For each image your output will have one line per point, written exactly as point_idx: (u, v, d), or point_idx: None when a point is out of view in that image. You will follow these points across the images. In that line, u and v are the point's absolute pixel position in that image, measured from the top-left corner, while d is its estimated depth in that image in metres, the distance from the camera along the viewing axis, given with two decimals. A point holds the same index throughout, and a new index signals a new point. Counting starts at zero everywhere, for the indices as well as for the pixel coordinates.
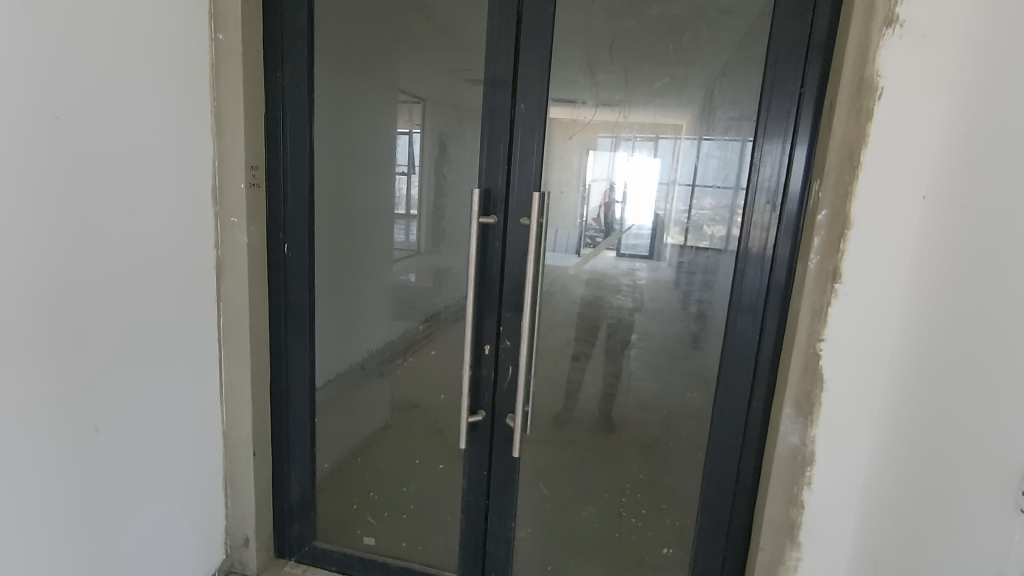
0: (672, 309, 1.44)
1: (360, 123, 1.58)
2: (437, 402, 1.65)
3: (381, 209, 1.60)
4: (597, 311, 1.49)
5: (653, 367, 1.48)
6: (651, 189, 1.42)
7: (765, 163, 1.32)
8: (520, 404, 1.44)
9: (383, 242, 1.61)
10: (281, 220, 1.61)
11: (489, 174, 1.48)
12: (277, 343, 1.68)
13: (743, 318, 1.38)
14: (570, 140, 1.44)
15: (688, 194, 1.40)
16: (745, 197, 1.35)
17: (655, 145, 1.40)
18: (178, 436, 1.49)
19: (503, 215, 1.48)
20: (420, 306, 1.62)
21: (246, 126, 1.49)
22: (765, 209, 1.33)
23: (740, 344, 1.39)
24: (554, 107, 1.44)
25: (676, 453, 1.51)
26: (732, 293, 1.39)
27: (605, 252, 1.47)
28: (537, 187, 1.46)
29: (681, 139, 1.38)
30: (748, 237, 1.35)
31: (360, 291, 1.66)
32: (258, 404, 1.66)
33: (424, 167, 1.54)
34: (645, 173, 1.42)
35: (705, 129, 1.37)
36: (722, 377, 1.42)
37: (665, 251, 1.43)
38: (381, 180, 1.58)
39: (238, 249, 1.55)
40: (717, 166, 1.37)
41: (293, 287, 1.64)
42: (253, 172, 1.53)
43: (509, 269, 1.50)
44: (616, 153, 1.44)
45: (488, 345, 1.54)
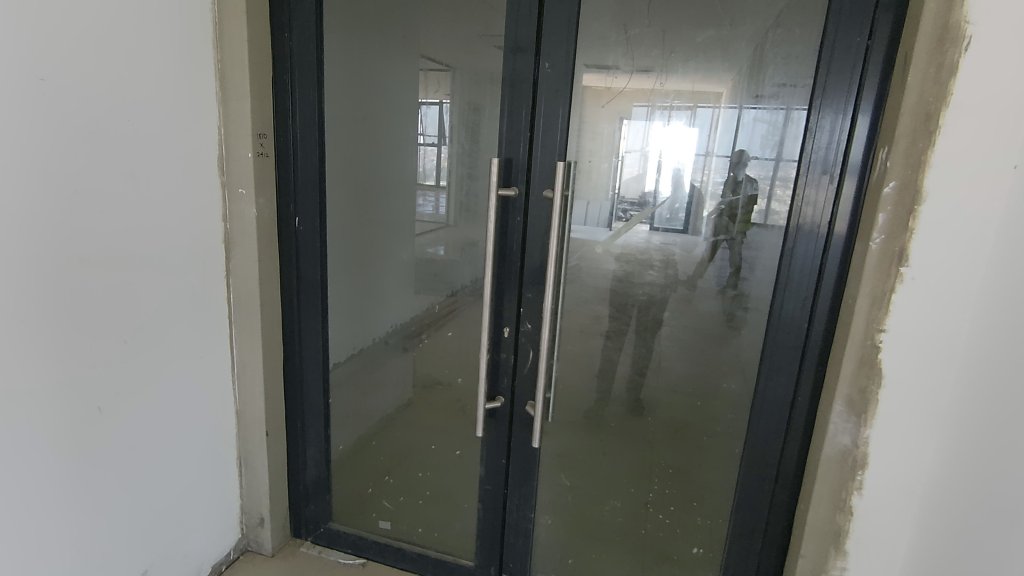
0: (711, 291, 1.31)
1: (373, 88, 1.47)
2: (455, 385, 1.57)
3: (399, 182, 1.50)
4: (629, 291, 1.37)
5: (691, 354, 1.36)
6: (686, 158, 1.27)
7: (821, 131, 1.16)
8: (542, 391, 1.35)
9: (403, 214, 1.52)
10: (291, 192, 1.52)
11: (509, 142, 1.36)
12: (289, 320, 1.61)
13: (791, 303, 1.24)
14: (603, 108, 1.31)
15: (733, 166, 1.24)
16: (798, 169, 1.19)
17: (692, 113, 1.25)
18: (190, 414, 1.45)
19: (525, 187, 1.36)
20: (439, 283, 1.53)
21: (253, 91, 1.40)
22: (821, 184, 1.18)
23: (786, 331, 1.26)
24: (587, 73, 1.31)
25: (709, 447, 1.40)
26: (779, 276, 1.25)
27: (638, 227, 1.33)
28: (561, 157, 1.33)
29: (720, 108, 1.23)
30: (800, 215, 1.20)
31: (377, 268, 1.59)
32: (270, 384, 1.60)
33: (455, 137, 1.42)
34: (682, 143, 1.27)
35: (750, 93, 1.21)
36: (767, 368, 1.29)
37: (701, 227, 1.29)
38: (398, 150, 1.48)
39: (246, 222, 1.47)
40: (764, 133, 1.21)
41: (305, 262, 1.56)
42: (260, 140, 1.45)
43: (530, 246, 1.38)
44: (651, 122, 1.29)
45: (508, 327, 1.43)
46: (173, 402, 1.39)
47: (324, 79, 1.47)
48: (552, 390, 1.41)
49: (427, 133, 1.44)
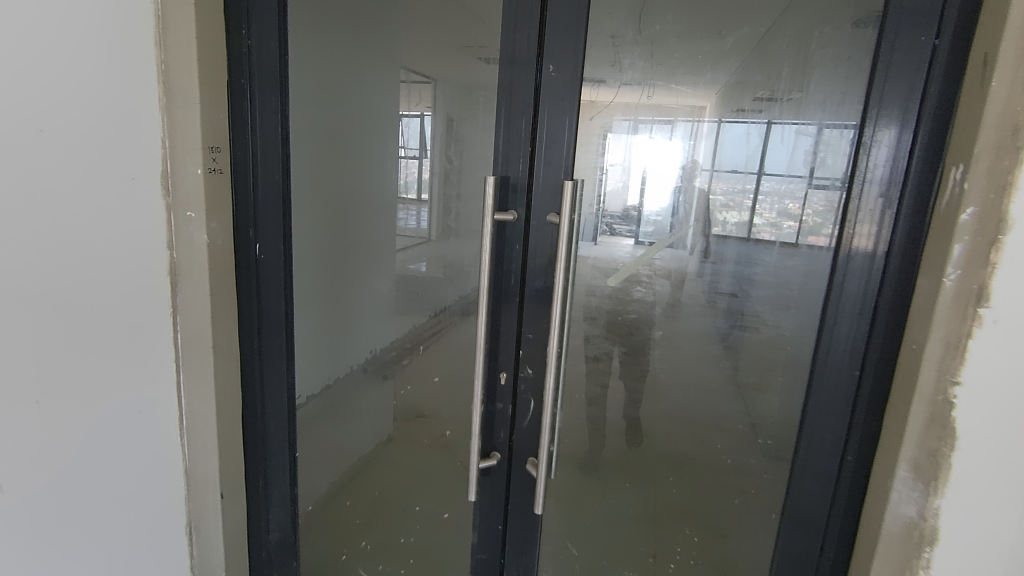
0: (700, 307, 1.18)
1: (360, 101, 1.34)
2: (442, 439, 1.38)
3: (381, 199, 1.36)
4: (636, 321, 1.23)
5: (706, 395, 1.22)
6: (670, 172, 1.15)
7: (869, 146, 1.01)
8: (546, 447, 1.15)
9: (388, 232, 1.36)
10: (251, 216, 1.30)
11: (506, 158, 1.16)
12: (248, 363, 1.38)
13: (839, 344, 1.08)
14: (592, 120, 1.14)
15: (720, 178, 1.13)
16: (844, 188, 1.05)
17: (672, 127, 1.13)
18: (125, 479, 1.22)
19: (525, 211, 1.16)
20: (421, 305, 1.34)
21: (205, 98, 1.18)
22: (825, 196, 1.07)
23: (834, 375, 1.09)
24: (588, 87, 1.14)
25: (727, 505, 1.27)
26: (786, 299, 1.13)
27: (624, 241, 1.20)
28: (568, 176, 1.14)
29: (702, 122, 1.11)
30: (844, 240, 1.05)
31: (359, 293, 1.43)
32: (226, 438, 1.37)
33: (436, 149, 1.25)
34: (667, 155, 1.14)
35: (737, 104, 1.09)
36: (773, 400, 1.17)
37: (687, 238, 1.17)
38: (382, 167, 1.33)
39: (195, 250, 1.24)
40: (811, 148, 1.07)
41: (266, 295, 1.34)
42: (213, 155, 1.22)
43: (531, 278, 1.18)
44: (635, 137, 1.15)
45: (504, 373, 1.23)
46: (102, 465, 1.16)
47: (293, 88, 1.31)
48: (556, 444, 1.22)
49: (410, 148, 1.28)
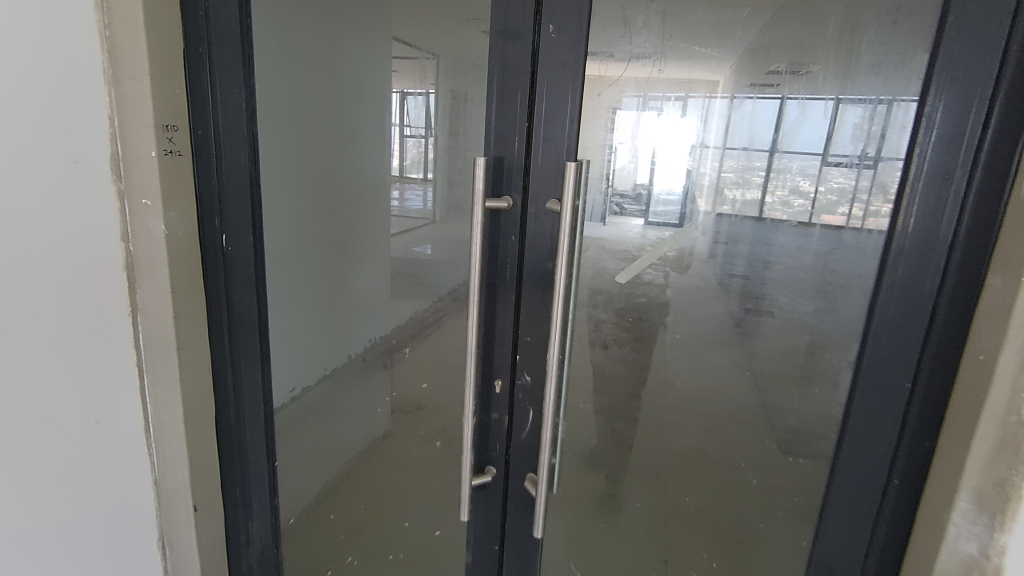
0: (712, 297, 1.05)
1: (348, 76, 1.17)
2: (432, 451, 1.27)
3: (370, 183, 1.19)
4: (643, 315, 1.10)
5: (729, 402, 1.10)
6: (681, 153, 1.01)
7: (893, 120, 0.90)
8: (546, 460, 1.03)
9: (376, 214, 1.20)
10: (217, 203, 1.17)
11: (499, 135, 1.01)
12: (220, 366, 1.26)
13: (883, 350, 0.93)
14: (602, 96, 0.99)
15: (731, 156, 0.99)
16: (874, 168, 0.92)
17: (684, 103, 0.99)
18: (88, 490, 1.12)
19: (521, 197, 1.01)
20: (427, 288, 1.16)
21: (156, 68, 1.04)
22: (844, 174, 0.95)
23: (878, 386, 0.94)
24: (593, 63, 0.98)
25: (748, 521, 1.17)
26: (811, 284, 0.99)
27: (631, 221, 1.06)
28: (571, 156, 0.98)
29: (715, 98, 0.98)
30: (870, 223, 0.93)
31: (346, 287, 1.28)
32: (197, 446, 1.25)
33: (441, 124, 1.08)
34: (678, 133, 1.00)
35: (752, 79, 0.96)
36: (790, 392, 1.05)
37: (698, 215, 1.04)
38: (372, 148, 1.17)
39: (154, 242, 1.11)
40: (857, 122, 0.93)
41: (237, 291, 1.22)
42: (169, 134, 1.09)
43: (529, 274, 1.03)
44: (644, 115, 1.01)
45: (500, 381, 1.09)
46: (45, 483, 1.05)
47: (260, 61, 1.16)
48: (556, 455, 1.10)
49: (413, 123, 1.11)
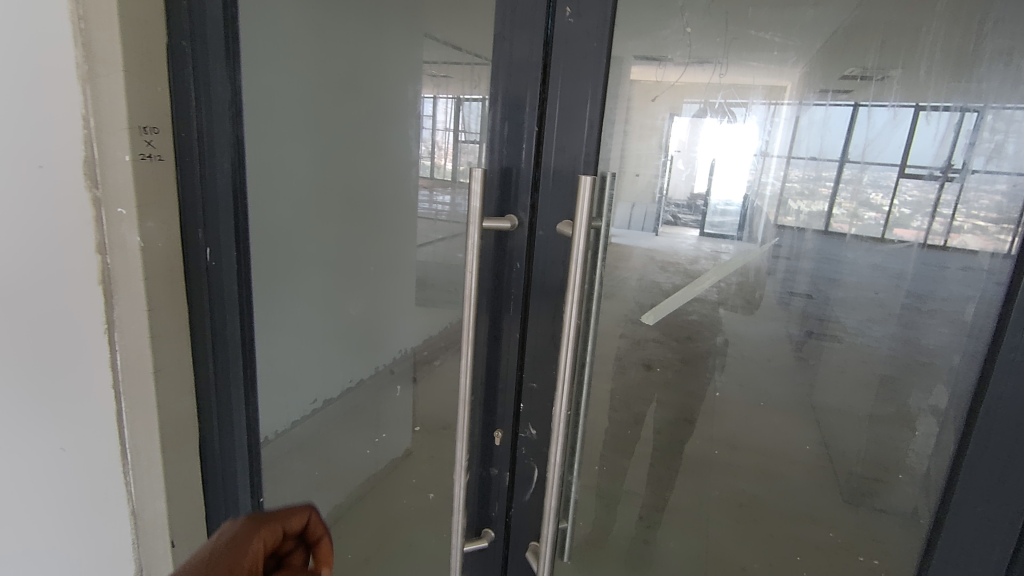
0: (768, 318, 0.97)
1: (371, 80, 1.04)
2: (426, 503, 1.14)
3: (385, 195, 1.07)
4: (695, 342, 0.96)
5: (785, 441, 1.00)
6: (744, 164, 0.86)
7: (1009, 128, 0.72)
8: (550, 534, 0.84)
9: (409, 214, 1.03)
10: (200, 214, 1.08)
11: (509, 142, 0.84)
12: (204, 391, 1.15)
13: (1005, 439, 0.67)
14: (654, 102, 0.82)
15: (798, 166, 0.85)
16: (960, 182, 0.76)
17: (747, 110, 0.83)
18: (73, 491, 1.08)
19: (530, 218, 0.84)
20: (443, 311, 1.01)
21: (131, 58, 0.94)
22: (921, 187, 0.79)
23: (993, 487, 0.68)
24: (637, 65, 0.81)
25: None
26: (880, 304, 0.85)
27: (687, 233, 0.89)
28: (588, 169, 0.81)
29: (783, 106, 0.82)
30: (953, 241, 0.76)
31: (340, 305, 1.19)
32: (178, 479, 1.13)
33: (498, 126, 0.84)
34: (741, 141, 0.85)
35: (824, 86, 0.81)
36: (853, 431, 0.94)
37: (762, 228, 0.91)
38: (386, 159, 1.05)
39: (131, 256, 1.00)
40: (953, 126, 0.75)
41: (221, 310, 1.13)
42: (148, 136, 0.99)
43: (535, 309, 0.87)
44: (705, 124, 0.84)
45: (500, 432, 0.92)
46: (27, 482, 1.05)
47: (258, 59, 1.08)
48: (567, 517, 0.95)
49: (470, 130, 0.89)
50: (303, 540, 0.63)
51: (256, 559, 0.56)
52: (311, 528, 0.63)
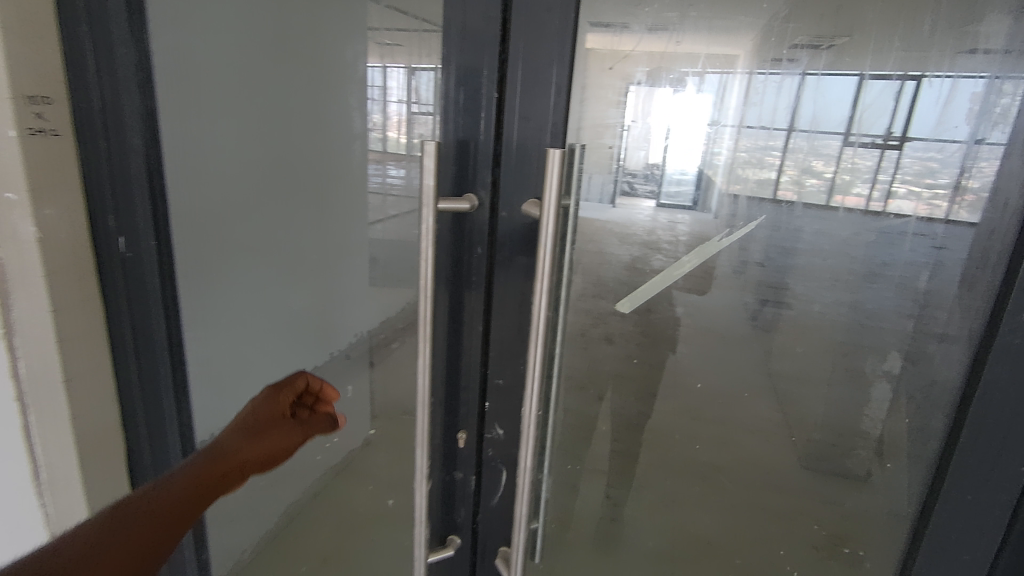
0: (729, 295, 0.88)
1: (311, 45, 0.91)
2: (385, 509, 1.07)
3: (330, 174, 0.95)
4: (657, 331, 0.88)
5: (749, 404, 1.00)
6: (697, 134, 0.78)
7: (942, 97, 0.72)
8: (522, 543, 0.78)
9: (358, 195, 0.93)
10: (109, 197, 0.95)
11: (467, 114, 0.74)
12: (127, 398, 1.03)
13: (999, 426, 0.63)
14: (613, 71, 0.73)
15: (747, 136, 0.78)
16: (898, 149, 0.76)
17: (700, 79, 0.75)
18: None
19: (491, 198, 0.75)
20: (397, 304, 0.93)
21: (10, 16, 0.80)
22: (864, 155, 0.78)
23: (985, 476, 0.65)
24: (592, 34, 0.72)
25: None
26: (836, 273, 0.83)
27: (643, 203, 0.80)
28: (557, 143, 0.72)
29: (733, 75, 0.76)
30: (890, 208, 0.78)
31: (280, 297, 1.08)
32: (101, 497, 1.01)
33: (451, 96, 0.75)
34: (692, 111, 0.77)
35: (776, 54, 0.75)
36: (814, 394, 0.93)
37: (712, 200, 0.82)
38: (324, 135, 0.94)
39: (26, 249, 0.86)
40: (893, 95, 0.74)
41: (141, 307, 1.01)
42: (37, 108, 0.84)
43: (499, 299, 0.78)
44: (659, 94, 0.76)
45: (464, 434, 0.85)
46: None
47: (175, 19, 0.94)
48: (539, 519, 0.89)
49: (422, 100, 0.78)
50: (310, 392, 1.03)
51: (284, 407, 1.03)
52: (312, 383, 1.03)
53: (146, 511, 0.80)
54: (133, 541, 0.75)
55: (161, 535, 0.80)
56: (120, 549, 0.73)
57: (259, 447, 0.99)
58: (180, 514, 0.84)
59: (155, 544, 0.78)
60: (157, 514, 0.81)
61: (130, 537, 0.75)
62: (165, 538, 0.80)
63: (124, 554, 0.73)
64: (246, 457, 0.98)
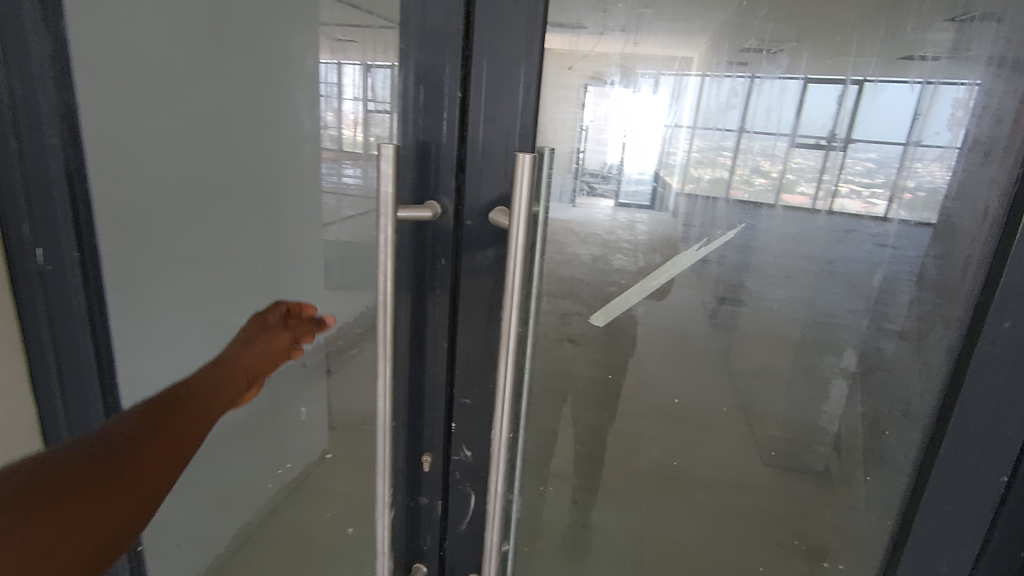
0: (690, 296, 0.85)
1: (257, 37, 0.83)
2: (344, 536, 1.01)
3: (280, 177, 0.88)
4: (617, 337, 0.85)
5: (709, 403, 0.96)
6: (654, 136, 0.74)
7: (885, 101, 0.73)
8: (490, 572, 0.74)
9: (311, 200, 0.86)
10: (26, 209, 0.90)
11: (428, 114, 0.69)
12: (52, 417, 1.00)
13: (978, 437, 0.63)
14: (573, 71, 0.68)
15: (700, 138, 0.75)
16: (842, 151, 0.77)
17: (657, 80, 0.72)
18: None
19: (452, 203, 0.70)
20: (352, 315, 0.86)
21: None
22: (810, 155, 0.78)
23: (964, 488, 0.65)
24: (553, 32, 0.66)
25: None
26: (791, 271, 0.82)
27: (601, 203, 0.76)
28: (526, 147, 0.68)
29: (689, 76, 0.73)
30: (834, 205, 0.79)
31: (223, 315, 0.98)
32: None
33: (411, 94, 0.69)
34: (649, 112, 0.73)
35: (730, 59, 0.73)
36: (772, 390, 0.93)
37: (669, 199, 0.79)
38: (273, 136, 0.86)
39: None
40: (838, 98, 0.74)
41: (63, 323, 0.96)
42: None
43: (466, 313, 0.73)
44: (618, 93, 0.72)
45: (430, 457, 0.79)
46: None
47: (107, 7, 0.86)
48: (510, 542, 0.84)
49: (379, 98, 0.72)
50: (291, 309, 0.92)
51: (273, 319, 0.93)
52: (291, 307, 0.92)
53: (105, 452, 0.51)
54: (97, 502, 0.47)
55: (144, 484, 0.52)
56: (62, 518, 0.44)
57: (257, 363, 0.89)
58: (163, 460, 0.55)
59: (113, 500, 0.49)
60: (83, 472, 0.48)
61: (84, 494, 0.46)
62: (151, 486, 0.53)
63: (106, 511, 0.48)
64: (248, 370, 0.87)
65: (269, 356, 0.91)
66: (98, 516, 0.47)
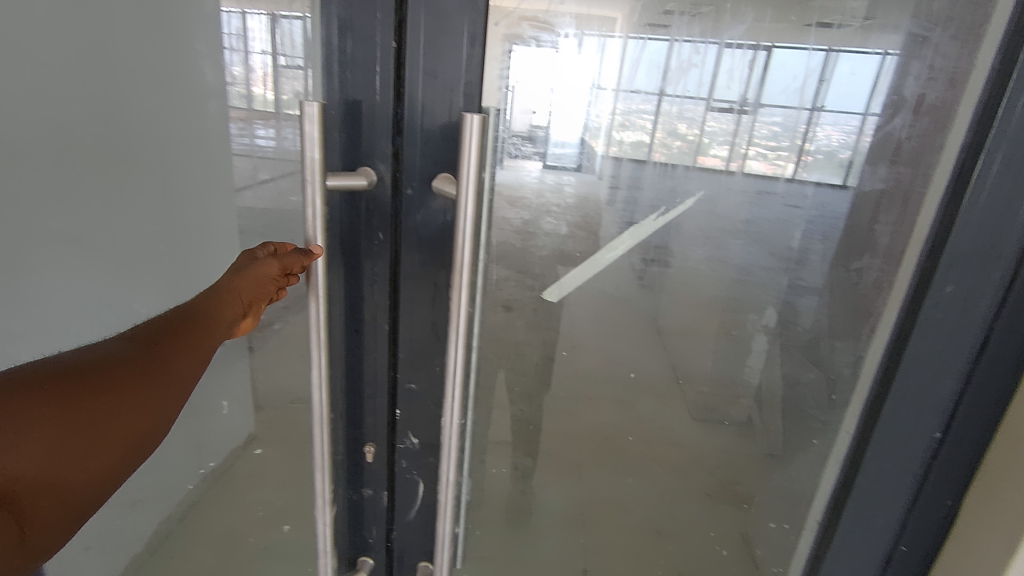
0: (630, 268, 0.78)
1: None
2: (280, 534, 0.96)
3: (179, 137, 0.77)
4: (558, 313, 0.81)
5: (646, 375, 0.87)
6: (578, 99, 0.68)
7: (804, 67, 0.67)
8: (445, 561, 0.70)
9: (217, 160, 0.76)
10: None
11: (354, 71, 0.61)
12: None
13: (913, 394, 0.66)
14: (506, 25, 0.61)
15: (620, 99, 0.69)
16: (753, 116, 0.70)
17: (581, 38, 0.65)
18: None
19: (388, 170, 0.63)
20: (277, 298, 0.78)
21: None
22: (726, 118, 0.70)
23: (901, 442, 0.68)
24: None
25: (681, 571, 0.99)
26: (711, 230, 0.76)
27: (524, 166, 0.69)
28: (470, 108, 0.61)
29: (612, 35, 0.66)
30: (744, 168, 0.73)
31: (123, 300, 0.87)
32: None
33: (332, 47, 0.60)
34: (572, 72, 0.67)
35: (652, 18, 0.66)
36: (700, 350, 0.85)
37: (593, 161, 0.71)
38: (166, 88, 0.75)
39: None
40: (756, 61, 0.67)
41: None
42: None
43: (407, 293, 0.67)
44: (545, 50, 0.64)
45: (373, 447, 0.74)
46: None
47: None
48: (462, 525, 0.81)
49: (291, 50, 0.64)
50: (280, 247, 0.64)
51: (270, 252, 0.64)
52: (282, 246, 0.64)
53: (124, 356, 0.48)
54: (116, 403, 0.45)
55: (160, 397, 0.49)
56: (78, 425, 0.43)
57: (249, 294, 0.60)
58: (189, 367, 0.52)
59: (133, 411, 0.46)
60: (100, 373, 0.46)
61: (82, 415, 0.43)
62: (166, 404, 0.49)
63: (123, 410, 0.46)
64: (239, 296, 0.59)
65: (260, 290, 0.61)
66: (114, 426, 0.45)
